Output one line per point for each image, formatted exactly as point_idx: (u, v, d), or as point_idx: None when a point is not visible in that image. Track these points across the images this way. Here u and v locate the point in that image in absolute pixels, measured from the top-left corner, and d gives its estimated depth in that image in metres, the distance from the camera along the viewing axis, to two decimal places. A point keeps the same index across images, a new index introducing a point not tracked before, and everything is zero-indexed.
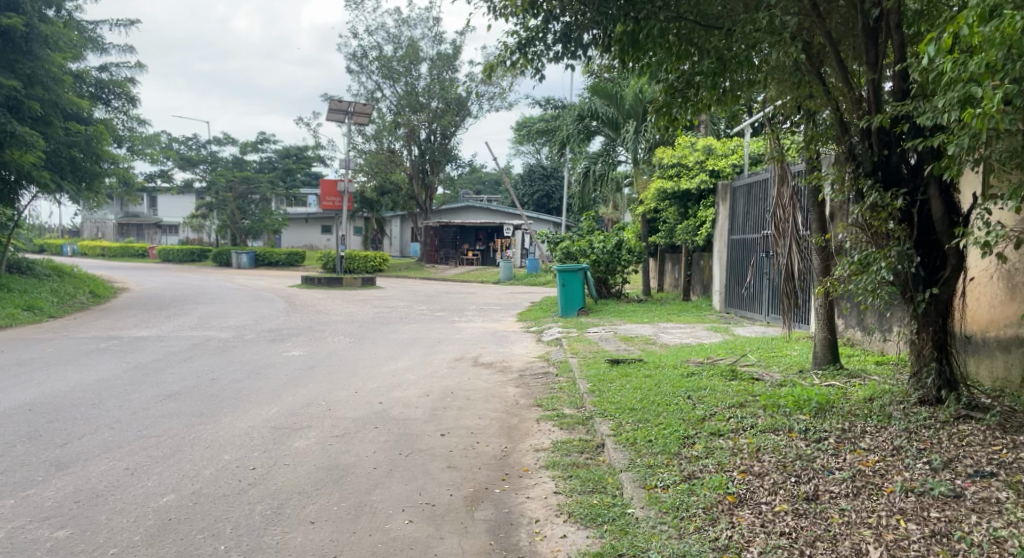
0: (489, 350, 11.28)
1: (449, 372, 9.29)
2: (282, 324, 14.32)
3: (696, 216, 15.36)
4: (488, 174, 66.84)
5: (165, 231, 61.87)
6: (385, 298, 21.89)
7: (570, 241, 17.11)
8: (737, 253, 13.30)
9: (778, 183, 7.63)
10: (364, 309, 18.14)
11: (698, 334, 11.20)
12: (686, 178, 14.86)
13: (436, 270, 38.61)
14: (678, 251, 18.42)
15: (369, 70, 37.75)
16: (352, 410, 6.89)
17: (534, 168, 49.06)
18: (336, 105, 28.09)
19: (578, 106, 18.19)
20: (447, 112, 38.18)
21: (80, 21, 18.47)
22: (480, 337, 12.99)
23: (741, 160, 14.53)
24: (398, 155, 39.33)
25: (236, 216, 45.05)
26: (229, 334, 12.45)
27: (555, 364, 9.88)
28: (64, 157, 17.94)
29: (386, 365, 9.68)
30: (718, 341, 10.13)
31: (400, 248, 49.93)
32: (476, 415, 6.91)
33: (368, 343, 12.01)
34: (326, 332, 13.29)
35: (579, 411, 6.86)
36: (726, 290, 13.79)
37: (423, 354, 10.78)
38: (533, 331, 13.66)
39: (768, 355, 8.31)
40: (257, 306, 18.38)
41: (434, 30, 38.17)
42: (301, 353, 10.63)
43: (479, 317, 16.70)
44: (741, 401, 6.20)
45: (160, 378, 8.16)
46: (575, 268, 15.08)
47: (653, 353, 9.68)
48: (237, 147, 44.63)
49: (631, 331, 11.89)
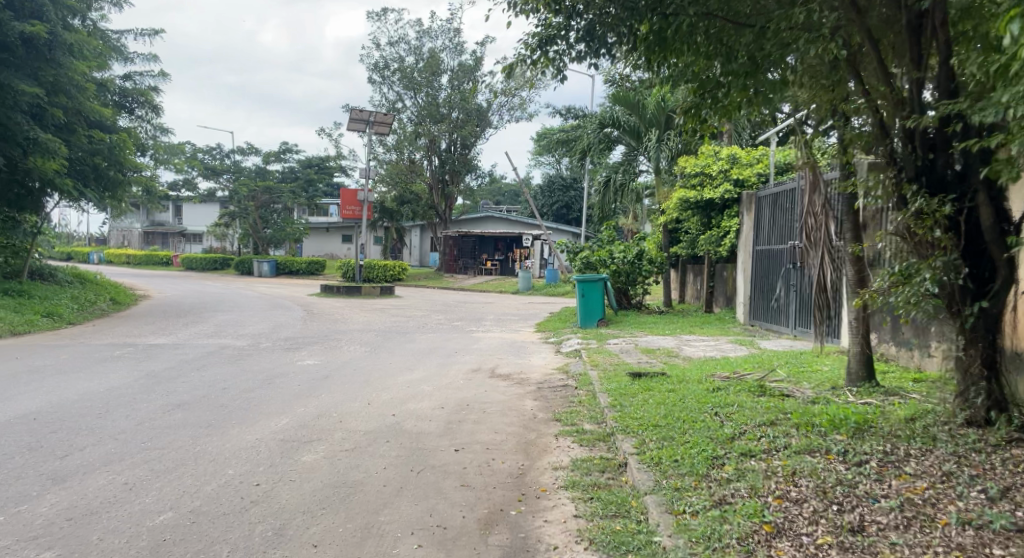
0: (507, 361, 11.01)
1: (465, 383, 9.02)
2: (298, 332, 14.20)
3: (719, 226, 14.98)
4: (509, 184, 66.71)
5: (189, 239, 62.63)
6: (403, 307, 21.75)
7: (589, 251, 16.82)
8: (761, 264, 12.96)
9: (809, 191, 7.32)
10: (381, 318, 17.97)
11: (723, 347, 10.83)
12: (709, 188, 14.47)
13: (455, 280, 38.46)
14: (701, 261, 18.06)
15: (390, 81, 37.89)
16: (363, 423, 6.66)
17: (554, 179, 48.84)
18: (357, 115, 28.12)
19: (598, 114, 17.87)
20: (468, 122, 38.16)
21: (105, 31, 18.64)
22: (498, 348, 12.72)
23: (767, 169, 14.18)
24: (418, 166, 39.59)
25: (258, 225, 45.34)
26: (245, 342, 12.33)
27: (575, 376, 9.58)
28: (87, 165, 18.04)
29: (401, 376, 9.45)
30: (743, 355, 9.78)
31: (420, 258, 49.95)
32: (492, 428, 6.64)
33: (384, 353, 11.80)
34: (342, 341, 13.13)
35: (599, 426, 6.56)
36: (750, 302, 13.42)
37: (439, 364, 10.54)
38: (552, 343, 13.36)
39: (798, 370, 7.96)
40: (275, 314, 18.30)
41: (455, 41, 38.24)
42: (316, 363, 10.44)
43: (497, 327, 16.45)
44: (772, 419, 5.88)
45: (170, 386, 8.01)
46: (595, 278, 14.77)
47: (677, 366, 9.34)
48: (259, 157, 44.98)
49: (653, 343, 11.56)
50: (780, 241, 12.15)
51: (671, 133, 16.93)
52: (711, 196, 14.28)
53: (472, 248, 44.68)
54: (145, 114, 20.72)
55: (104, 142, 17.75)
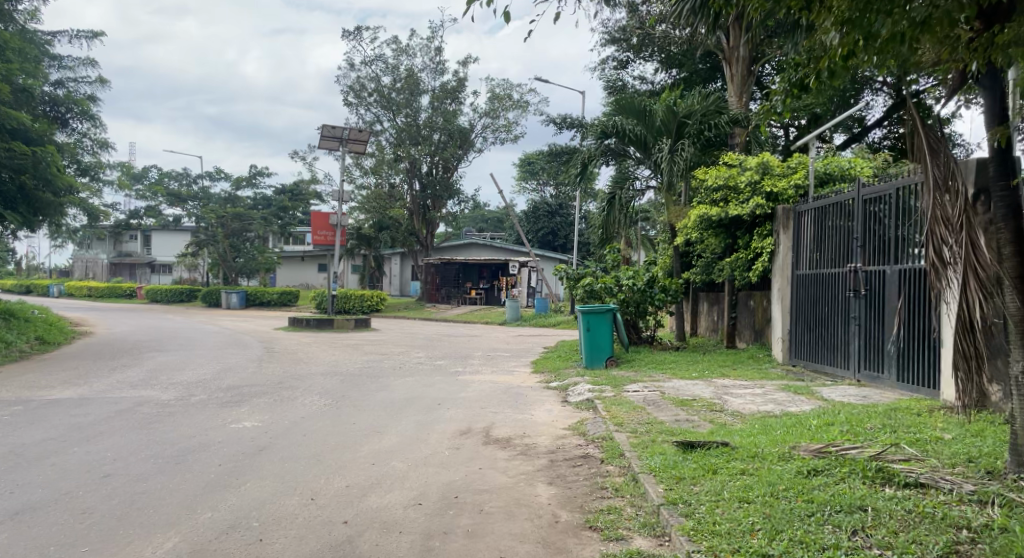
0: (504, 416, 8.68)
1: (453, 457, 6.70)
2: (246, 378, 11.77)
3: (747, 248, 12.78)
4: (492, 211, 64.51)
5: (158, 271, 59.97)
6: (377, 343, 19.35)
7: (593, 278, 14.59)
8: (805, 292, 10.99)
9: (932, 189, 5.12)
10: (351, 358, 15.56)
11: (777, 397, 8.62)
12: (735, 203, 12.26)
13: (437, 310, 36.14)
14: (715, 288, 16.03)
15: (366, 103, 35.83)
16: (295, 542, 4.33)
17: (540, 206, 46.67)
18: (328, 132, 25.86)
19: (597, 124, 15.75)
20: (449, 143, 36.62)
21: (33, 34, 16.45)
22: (490, 396, 10.38)
23: (805, 180, 11.96)
24: (398, 191, 37.56)
25: (228, 254, 42.19)
26: (174, 394, 9.93)
27: (596, 442, 7.25)
28: (12, 183, 15.69)
29: (365, 444, 7.09)
30: (812, 410, 7.60)
31: (400, 287, 47.65)
32: (497, 548, 4.30)
33: (347, 406, 9.43)
34: (297, 389, 10.73)
35: (665, 547, 4.27)
36: (790, 339, 11.36)
37: (419, 423, 8.21)
38: (555, 388, 11.06)
39: (914, 441, 5.75)
40: (226, 355, 15.76)
41: (435, 61, 36.47)
42: (258, 425, 8.05)
43: (486, 366, 14.13)
44: (957, 547, 3.65)
45: (29, 474, 5.61)
46: (603, 309, 12.55)
47: (732, 429, 7.11)
48: (230, 183, 42.62)
49: (685, 392, 9.32)
50: (831, 263, 10.23)
51: (684, 142, 14.85)
52: (738, 212, 12.06)
53: (456, 276, 42.35)
54: (86, 127, 18.40)
55: (29, 156, 15.29)
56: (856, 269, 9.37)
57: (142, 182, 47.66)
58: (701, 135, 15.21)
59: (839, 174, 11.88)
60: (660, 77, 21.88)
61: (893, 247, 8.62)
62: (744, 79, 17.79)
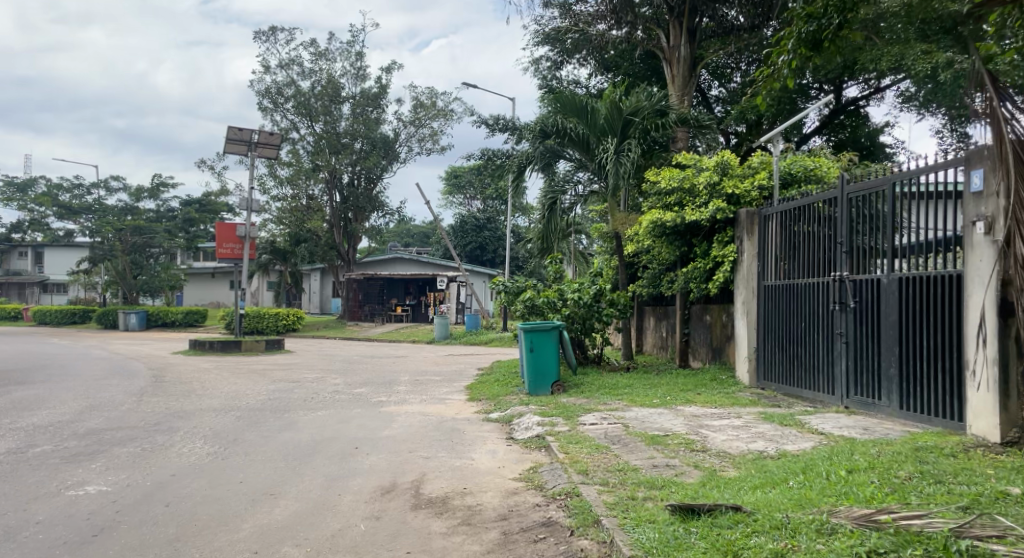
0: (437, 464, 6.96)
1: (370, 534, 4.93)
2: (118, 419, 9.61)
3: (704, 257, 11.45)
4: (418, 226, 62.62)
5: (51, 290, 55.19)
6: (289, 367, 17.22)
7: (533, 291, 13.12)
8: (774, 306, 9.79)
9: None
10: (255, 387, 13.41)
11: (764, 431, 7.23)
12: (691, 207, 10.97)
13: (360, 328, 33.82)
14: (663, 301, 14.84)
15: (283, 108, 33.54)
16: None
17: (467, 220, 45.00)
18: (235, 136, 23.49)
19: (535, 122, 14.25)
20: (372, 153, 34.65)
21: None
22: (419, 433, 8.63)
23: (769, 180, 10.79)
24: (318, 203, 34.95)
25: (127, 273, 38.69)
26: (10, 445, 7.74)
27: (559, 499, 5.64)
28: None
29: (247, 521, 5.21)
30: (815, 449, 6.24)
31: (320, 304, 45.09)
32: None
33: (236, 455, 7.49)
34: (178, 433, 8.69)
35: None
36: (758, 358, 10.13)
37: (326, 479, 6.38)
38: (497, 421, 9.41)
39: (983, 501, 4.30)
40: (104, 387, 13.35)
41: (356, 65, 34.52)
42: (105, 490, 6.02)
43: (414, 394, 12.34)
44: None
45: None
46: (548, 327, 11.00)
47: (728, 481, 5.64)
48: (129, 193, 39.20)
49: (653, 426, 7.86)
50: (807, 272, 9.04)
51: (631, 143, 13.62)
52: (696, 216, 10.73)
53: (380, 292, 40.05)
54: None
55: None
56: (842, 278, 8.17)
57: (28, 192, 43.32)
58: (648, 135, 13.96)
59: (805, 174, 10.74)
60: (595, 81, 20.78)
61: (887, 252, 7.45)
62: (686, 79, 16.69)
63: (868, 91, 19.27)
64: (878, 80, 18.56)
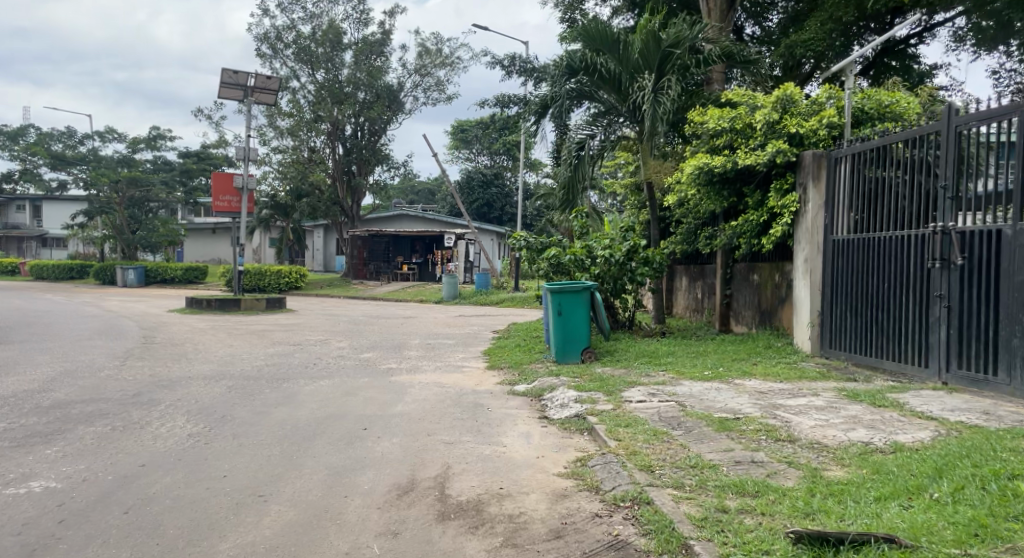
0: (463, 452, 5.74)
1: None
2: (92, 388, 8.42)
3: (757, 208, 10.04)
4: (424, 183, 60.97)
5: (50, 245, 53.94)
6: (290, 328, 16.04)
7: (559, 249, 11.80)
8: (846, 264, 8.46)
9: None
10: (251, 351, 12.19)
11: (858, 415, 5.98)
12: (745, 150, 9.57)
13: (366, 286, 32.64)
14: (696, 260, 13.55)
15: (283, 55, 31.78)
16: None
17: (473, 176, 43.29)
18: (230, 80, 21.86)
19: (561, 58, 12.61)
20: (376, 103, 33.03)
21: None
22: (437, 410, 7.42)
23: (838, 118, 9.35)
24: (320, 155, 33.46)
25: (126, 226, 37.89)
26: None
27: (625, 509, 4.42)
28: None
29: (227, 539, 3.99)
30: (937, 442, 4.98)
31: (324, 261, 43.89)
32: None
33: (222, 438, 6.28)
34: (158, 407, 7.49)
35: None
36: (825, 324, 8.83)
37: (329, 474, 5.16)
38: (524, 395, 8.19)
39: None
40: (87, 349, 12.18)
41: (358, 9, 32.54)
42: (53, 488, 4.82)
43: (426, 360, 11.16)
44: None
45: None
46: (578, 288, 9.70)
47: (841, 485, 4.40)
48: (125, 145, 37.66)
49: (715, 407, 6.62)
50: (893, 224, 7.68)
51: (669, 80, 12.15)
52: (753, 160, 9.33)
53: (386, 250, 38.46)
54: None
55: None
56: (945, 229, 6.81)
57: (20, 142, 41.61)
58: (687, 71, 12.46)
59: (880, 112, 9.33)
60: (618, 21, 19.04)
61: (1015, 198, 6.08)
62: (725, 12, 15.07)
63: (917, 30, 17.52)
64: (931, 18, 16.79)
